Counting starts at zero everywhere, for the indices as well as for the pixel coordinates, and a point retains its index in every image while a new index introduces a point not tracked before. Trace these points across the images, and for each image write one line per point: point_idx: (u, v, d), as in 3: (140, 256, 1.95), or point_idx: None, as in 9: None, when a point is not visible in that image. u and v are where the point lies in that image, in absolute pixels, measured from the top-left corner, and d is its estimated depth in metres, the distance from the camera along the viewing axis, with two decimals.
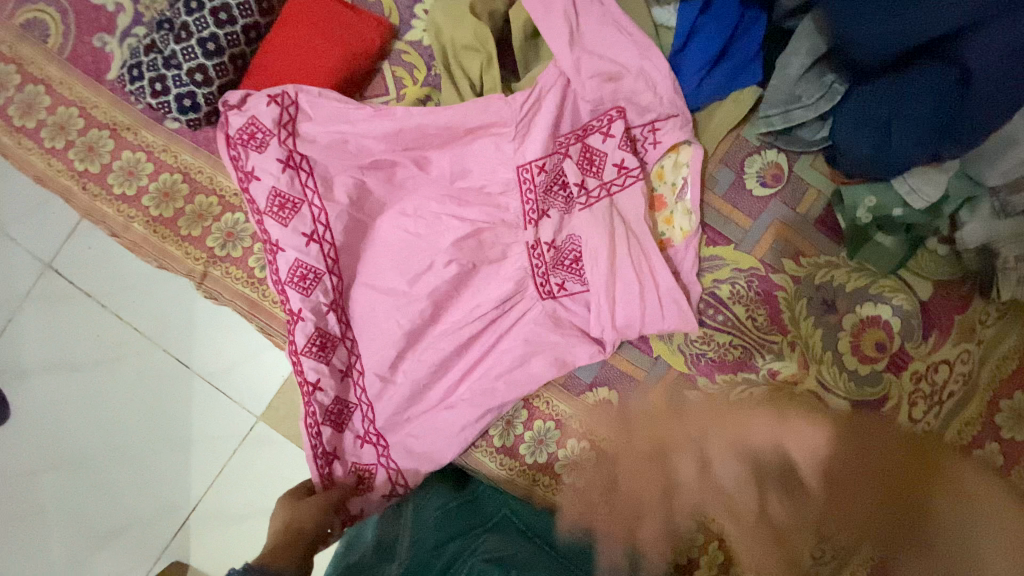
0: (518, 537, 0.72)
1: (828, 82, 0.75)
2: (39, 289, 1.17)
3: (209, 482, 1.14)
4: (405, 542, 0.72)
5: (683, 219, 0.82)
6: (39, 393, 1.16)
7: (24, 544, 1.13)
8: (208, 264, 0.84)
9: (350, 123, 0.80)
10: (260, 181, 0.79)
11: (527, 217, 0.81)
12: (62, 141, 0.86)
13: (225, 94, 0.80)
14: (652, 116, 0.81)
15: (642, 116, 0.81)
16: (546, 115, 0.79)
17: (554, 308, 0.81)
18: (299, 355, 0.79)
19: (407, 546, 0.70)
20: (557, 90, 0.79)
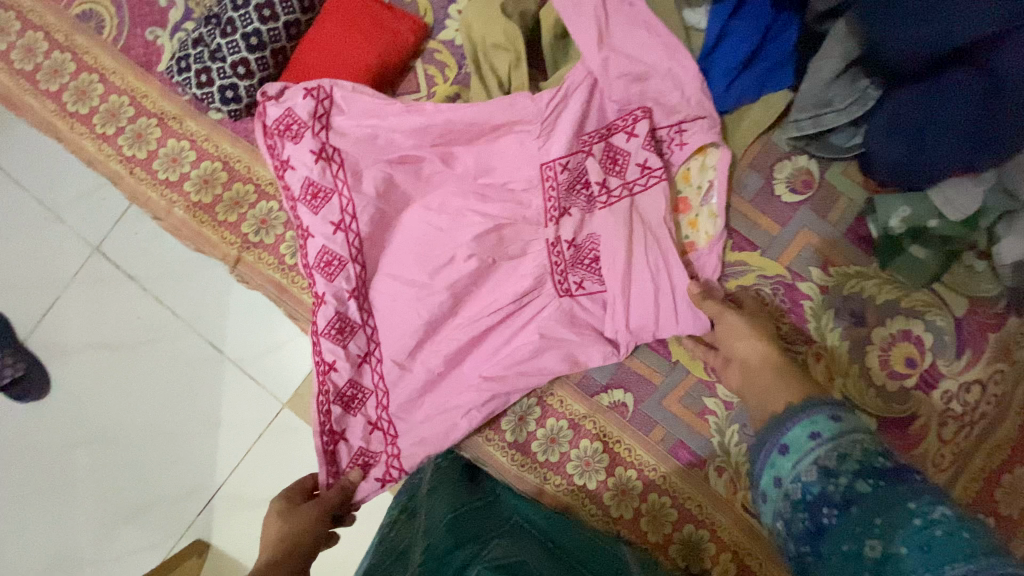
0: (537, 545, 0.66)
1: (860, 86, 0.72)
2: (85, 268, 1.24)
3: (234, 465, 1.18)
4: (417, 545, 0.67)
5: (709, 223, 0.82)
6: (80, 367, 1.23)
7: (60, 510, 1.20)
8: (243, 250, 0.88)
9: (381, 117, 0.82)
10: (295, 170, 0.82)
11: (549, 215, 0.82)
12: (113, 127, 0.91)
13: (265, 85, 0.83)
14: (680, 117, 0.81)
15: (669, 116, 0.82)
16: (570, 116, 0.80)
17: (571, 307, 0.81)
18: (318, 337, 0.82)
19: (420, 549, 0.65)
20: (583, 89, 0.80)
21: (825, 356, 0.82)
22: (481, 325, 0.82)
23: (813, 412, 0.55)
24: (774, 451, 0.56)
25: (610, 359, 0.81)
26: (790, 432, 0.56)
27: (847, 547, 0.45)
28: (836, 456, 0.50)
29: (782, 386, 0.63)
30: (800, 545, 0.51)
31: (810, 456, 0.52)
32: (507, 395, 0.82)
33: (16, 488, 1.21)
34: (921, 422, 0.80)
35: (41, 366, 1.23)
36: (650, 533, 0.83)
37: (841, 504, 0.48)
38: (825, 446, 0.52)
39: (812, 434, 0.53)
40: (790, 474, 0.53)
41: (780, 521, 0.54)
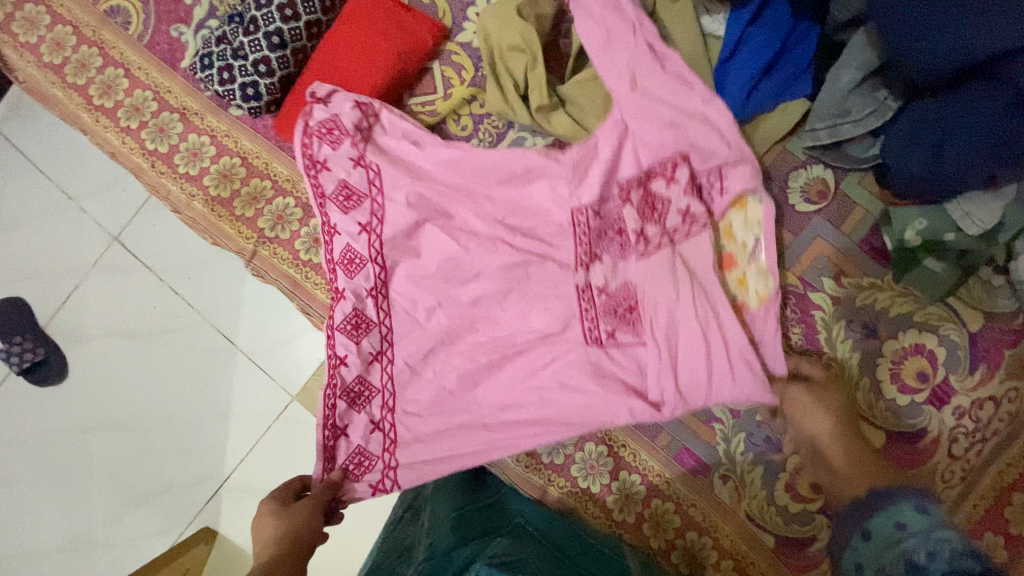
0: (537, 547, 0.67)
1: (879, 96, 0.72)
2: (105, 258, 1.27)
3: (244, 455, 1.20)
4: (422, 547, 0.68)
5: (759, 280, 0.80)
6: (98, 354, 1.26)
7: (75, 493, 1.23)
8: (259, 244, 0.89)
9: (420, 143, 0.85)
10: (330, 171, 0.84)
11: (581, 259, 0.83)
12: (136, 121, 0.93)
13: (313, 84, 0.83)
14: (719, 161, 0.80)
15: (707, 161, 0.80)
16: (602, 162, 0.80)
17: (598, 358, 0.80)
18: (333, 330, 0.83)
19: (424, 549, 0.66)
20: (614, 138, 0.80)
21: (835, 367, 0.81)
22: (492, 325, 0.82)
23: (901, 504, 0.54)
24: (858, 537, 0.57)
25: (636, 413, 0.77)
26: (874, 518, 0.56)
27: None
28: (924, 553, 0.48)
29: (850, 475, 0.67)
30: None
31: (896, 550, 0.51)
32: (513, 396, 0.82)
33: (33, 469, 1.24)
34: (932, 438, 0.79)
35: (60, 352, 1.26)
36: (653, 538, 0.83)
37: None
38: (910, 538, 0.51)
39: (898, 524, 0.53)
40: (872, 562, 0.53)
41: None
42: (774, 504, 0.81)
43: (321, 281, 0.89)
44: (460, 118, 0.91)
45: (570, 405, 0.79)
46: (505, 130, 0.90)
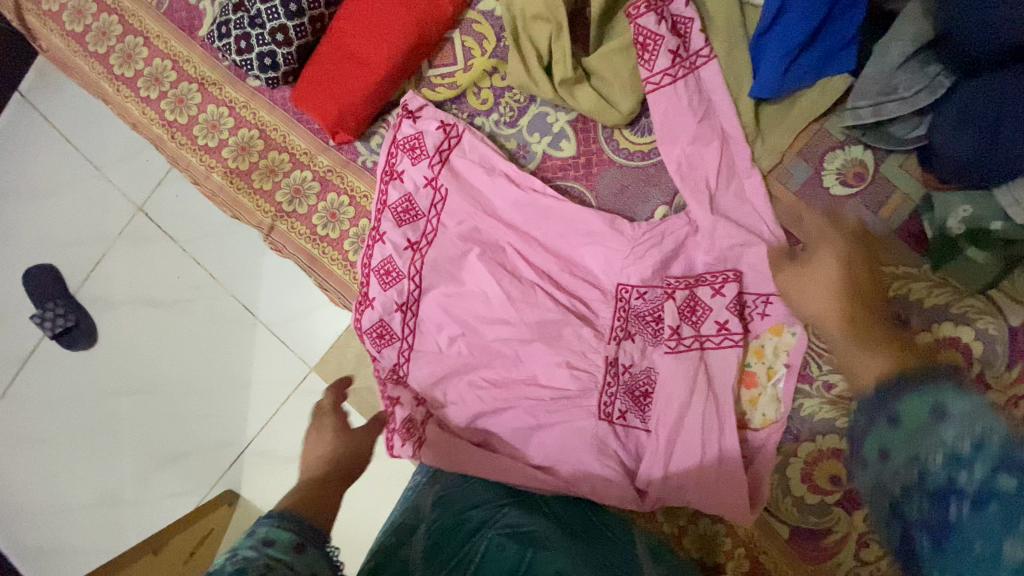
0: (548, 519, 0.68)
1: (930, 72, 0.66)
2: (131, 226, 1.30)
3: (264, 423, 1.22)
4: (429, 499, 0.68)
5: (770, 406, 0.78)
6: (125, 320, 1.29)
7: (105, 452, 1.28)
8: (277, 218, 0.89)
9: (493, 173, 0.84)
10: (402, 183, 0.84)
11: (613, 333, 0.80)
12: (156, 91, 0.93)
13: (407, 96, 0.85)
14: (769, 289, 0.78)
15: (759, 285, 0.78)
16: (661, 249, 0.79)
17: (607, 433, 0.78)
18: (361, 334, 0.86)
19: (432, 502, 0.67)
20: (676, 227, 0.79)
21: None
22: (509, 308, 0.81)
23: (934, 381, 0.37)
24: (878, 424, 0.38)
25: (624, 500, 0.77)
26: (904, 402, 0.37)
27: (977, 549, 0.31)
28: (970, 441, 0.33)
29: (864, 360, 0.46)
30: (913, 528, 0.34)
31: (932, 437, 0.34)
32: (525, 375, 0.82)
33: (66, 429, 1.30)
34: None
35: (88, 317, 1.30)
36: (666, 522, 0.83)
37: (977, 498, 0.32)
38: (951, 427, 0.34)
39: (933, 408, 0.35)
40: (902, 451, 0.36)
41: (882, 498, 0.36)
42: (791, 495, 0.79)
43: (339, 256, 0.88)
44: (480, 90, 0.87)
45: (585, 390, 0.80)
46: (528, 105, 0.86)
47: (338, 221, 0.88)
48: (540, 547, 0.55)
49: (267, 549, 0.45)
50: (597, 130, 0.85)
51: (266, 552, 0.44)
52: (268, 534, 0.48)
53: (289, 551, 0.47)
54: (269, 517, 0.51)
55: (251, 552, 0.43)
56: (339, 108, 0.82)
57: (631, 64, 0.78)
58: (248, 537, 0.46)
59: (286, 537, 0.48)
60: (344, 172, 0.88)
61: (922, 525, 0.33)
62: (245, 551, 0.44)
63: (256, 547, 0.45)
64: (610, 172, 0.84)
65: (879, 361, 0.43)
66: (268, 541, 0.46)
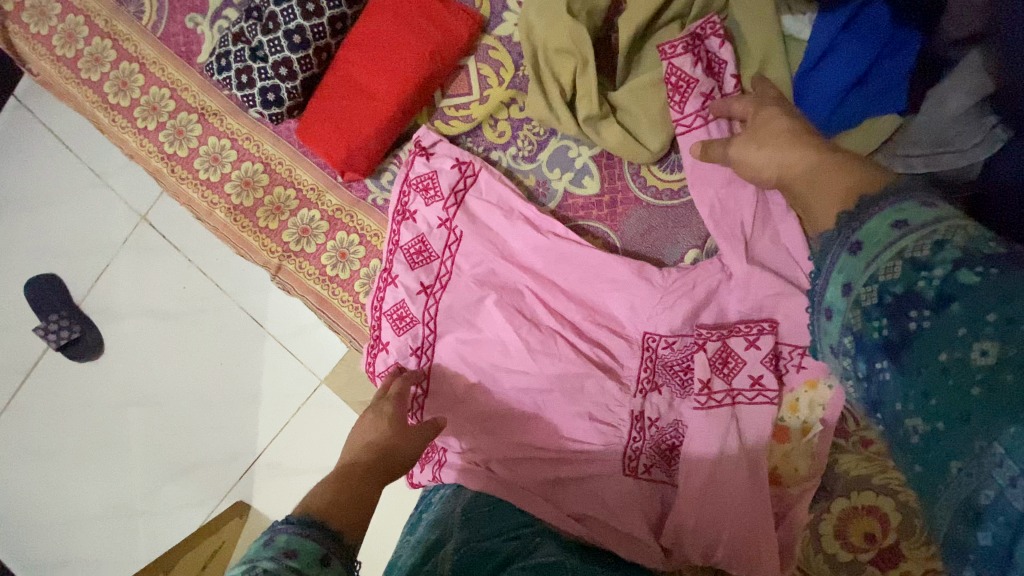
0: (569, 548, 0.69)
1: (988, 123, 0.58)
2: (134, 239, 1.26)
3: (274, 437, 1.20)
4: (456, 515, 0.70)
5: (804, 462, 0.74)
6: (131, 335, 1.27)
7: (114, 468, 1.26)
8: (283, 258, 0.84)
9: (510, 214, 0.79)
10: (414, 224, 0.79)
11: (639, 385, 0.76)
12: (153, 122, 0.88)
13: (420, 132, 0.81)
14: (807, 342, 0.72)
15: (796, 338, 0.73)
16: (691, 299, 0.74)
17: (633, 490, 0.75)
18: (375, 378, 0.83)
19: (460, 519, 0.69)
20: (707, 276, 0.74)
21: None
22: (528, 359, 0.77)
23: (902, 199, 0.39)
24: (841, 255, 0.41)
25: (652, 560, 0.73)
26: (865, 228, 0.40)
27: (943, 358, 0.33)
28: (928, 247, 0.36)
29: (811, 184, 0.46)
30: (879, 357, 0.37)
31: (891, 251, 0.38)
32: (545, 423, 0.78)
33: (73, 444, 1.28)
34: None
35: (95, 329, 1.27)
36: None
37: (936, 304, 0.35)
38: (912, 237, 0.37)
39: (894, 223, 0.38)
40: (863, 278, 0.39)
41: (848, 335, 0.40)
42: (822, 552, 0.76)
43: (349, 298, 0.84)
44: (497, 123, 0.82)
45: (608, 444, 0.76)
46: (547, 138, 0.81)
47: (348, 261, 0.84)
48: None
49: (287, 561, 0.43)
50: (622, 167, 0.80)
51: (286, 565, 0.43)
52: (289, 543, 0.46)
53: (310, 564, 0.45)
54: (289, 520, 0.48)
55: (270, 565, 0.42)
56: (349, 147, 0.77)
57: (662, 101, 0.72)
58: (267, 546, 0.45)
59: (309, 550, 0.46)
60: (354, 210, 0.84)
61: (890, 347, 0.37)
62: (264, 563, 0.42)
63: (277, 558, 0.43)
64: (636, 212, 0.79)
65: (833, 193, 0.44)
66: (289, 551, 0.45)
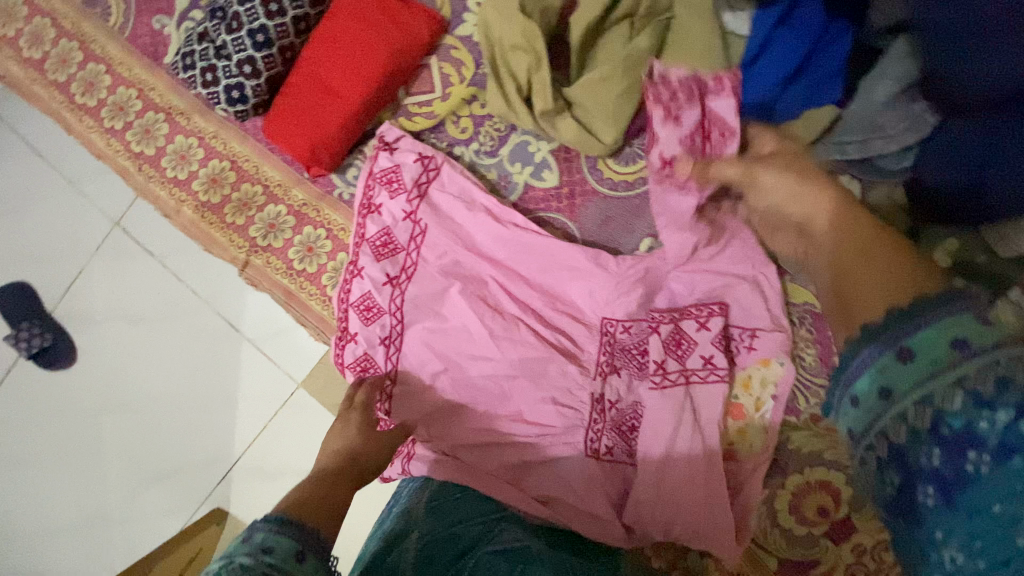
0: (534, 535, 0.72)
1: (916, 109, 0.65)
2: (107, 245, 1.26)
3: (251, 440, 1.20)
4: (419, 506, 0.71)
5: (758, 436, 0.77)
6: (103, 341, 1.26)
7: (87, 476, 1.25)
8: (251, 253, 0.86)
9: (472, 206, 0.82)
10: (379, 217, 0.81)
11: (599, 368, 0.79)
12: (120, 121, 0.89)
13: (383, 127, 0.83)
14: (755, 323, 0.78)
15: (745, 319, 0.78)
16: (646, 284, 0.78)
17: (594, 470, 0.77)
18: (343, 369, 0.84)
19: (424, 510, 0.70)
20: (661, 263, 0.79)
21: None
22: (492, 345, 0.80)
23: (955, 308, 0.32)
24: (881, 356, 0.34)
25: (613, 537, 0.76)
26: (918, 334, 0.33)
27: (996, 506, 0.29)
28: (991, 382, 0.30)
29: (850, 271, 0.45)
30: (922, 482, 0.32)
31: (948, 376, 0.31)
32: (510, 409, 0.80)
33: (45, 453, 1.27)
34: None
35: (66, 337, 1.27)
36: (653, 555, 0.82)
37: (998, 452, 0.29)
38: (975, 367, 0.31)
39: (954, 342, 0.32)
40: (912, 392, 0.33)
41: (879, 441, 0.34)
42: (779, 527, 0.79)
43: (317, 291, 0.86)
44: (459, 119, 0.85)
45: (571, 426, 0.79)
46: (508, 133, 0.84)
47: (315, 255, 0.86)
48: (530, 563, 0.61)
49: (264, 558, 0.46)
50: (580, 160, 0.83)
51: (262, 560, 0.46)
52: (266, 540, 0.48)
53: (286, 560, 0.48)
54: (266, 521, 0.51)
55: (247, 561, 0.45)
56: (312, 142, 0.79)
57: (613, 96, 0.75)
58: (246, 542, 0.47)
59: (285, 546, 0.49)
60: (321, 205, 0.85)
61: (942, 478, 0.31)
62: (242, 559, 0.45)
63: (254, 554, 0.46)
64: (594, 203, 0.83)
65: (876, 284, 0.41)
66: (265, 548, 0.47)
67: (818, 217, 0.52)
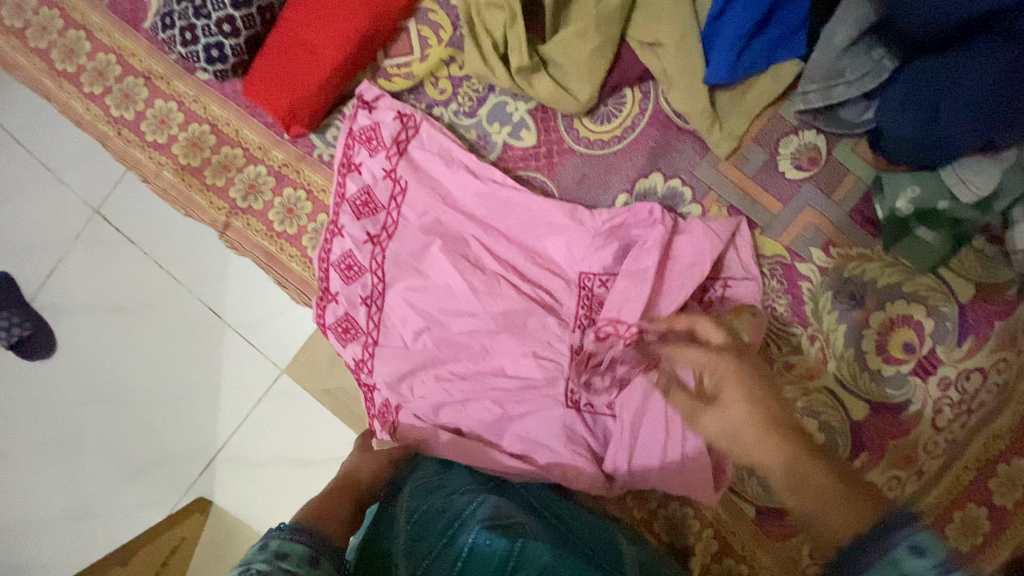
0: (525, 507, 0.69)
1: (876, 55, 0.68)
2: (89, 232, 1.25)
3: (235, 428, 1.18)
4: (404, 494, 0.71)
5: None
6: (84, 329, 1.25)
7: (69, 467, 1.23)
8: (231, 215, 0.87)
9: (451, 164, 0.83)
10: (360, 176, 0.83)
11: (577, 322, 0.80)
12: (100, 87, 0.90)
13: (361, 87, 0.84)
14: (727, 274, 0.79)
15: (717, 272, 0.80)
16: (623, 239, 0.80)
17: (573, 422, 0.78)
18: (325, 330, 0.85)
19: (409, 497, 0.69)
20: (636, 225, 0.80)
21: (820, 340, 0.80)
22: (474, 300, 0.80)
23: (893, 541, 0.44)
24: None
25: (593, 486, 0.77)
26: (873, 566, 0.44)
27: None
28: None
29: (810, 500, 0.52)
30: None
31: None
32: (490, 366, 0.81)
33: (24, 446, 1.24)
34: (916, 409, 0.78)
35: (47, 327, 1.25)
36: (636, 507, 0.85)
37: None
38: None
39: None
40: None
41: None
42: (755, 476, 0.81)
43: (297, 253, 0.86)
44: (438, 80, 0.86)
45: (551, 378, 0.79)
46: (486, 94, 0.86)
47: (296, 216, 0.86)
48: (530, 538, 0.56)
49: (279, 562, 0.52)
50: (556, 119, 0.85)
51: (278, 563, 0.51)
52: (281, 547, 0.55)
53: (300, 564, 0.53)
54: (281, 531, 0.57)
55: (262, 566, 0.50)
56: (291, 101, 0.80)
57: (586, 52, 0.77)
58: (262, 550, 0.53)
59: (298, 551, 0.54)
60: (301, 166, 0.86)
61: None
62: (257, 564, 0.50)
63: (270, 559, 0.52)
64: (571, 162, 0.84)
65: (831, 518, 0.50)
66: (280, 554, 0.53)
67: (730, 437, 0.59)
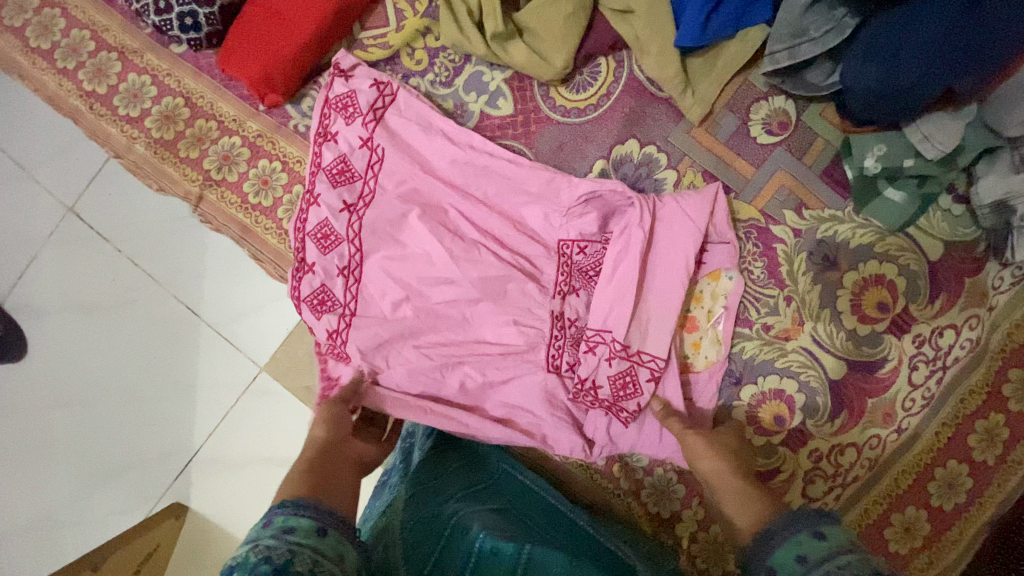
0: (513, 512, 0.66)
1: (837, 14, 0.69)
2: (61, 231, 1.22)
3: (212, 429, 1.14)
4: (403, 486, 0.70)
5: (711, 348, 0.79)
6: (55, 327, 1.21)
7: (35, 472, 1.18)
8: (204, 188, 0.86)
9: (428, 129, 0.84)
10: (337, 145, 0.82)
11: (558, 288, 0.80)
12: (73, 62, 0.89)
13: (338, 56, 0.84)
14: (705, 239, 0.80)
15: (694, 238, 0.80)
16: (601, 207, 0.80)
17: (554, 386, 0.77)
18: (299, 303, 0.82)
19: (403, 502, 0.66)
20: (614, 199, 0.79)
21: (796, 301, 0.81)
22: (452, 266, 0.80)
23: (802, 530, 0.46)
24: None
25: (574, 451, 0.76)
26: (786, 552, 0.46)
27: None
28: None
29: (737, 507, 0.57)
30: None
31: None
32: (470, 334, 0.80)
33: None
34: (893, 366, 0.79)
35: (17, 329, 1.21)
36: (623, 477, 0.84)
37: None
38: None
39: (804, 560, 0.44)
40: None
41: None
42: None
43: (272, 225, 0.85)
44: (414, 51, 0.88)
45: (532, 345, 0.78)
46: (463, 64, 0.87)
47: (270, 188, 0.86)
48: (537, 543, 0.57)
49: (288, 537, 0.46)
50: (533, 88, 0.86)
51: (287, 541, 0.45)
52: (287, 522, 0.48)
53: (309, 537, 0.47)
54: (285, 505, 0.50)
55: (271, 542, 0.44)
56: (263, 67, 0.80)
57: (560, 18, 0.78)
58: (267, 527, 0.47)
59: (305, 525, 0.48)
60: (275, 137, 0.86)
61: None
62: (266, 541, 0.44)
63: (277, 536, 0.46)
64: (548, 130, 0.86)
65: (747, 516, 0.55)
66: (287, 529, 0.47)
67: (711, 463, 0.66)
